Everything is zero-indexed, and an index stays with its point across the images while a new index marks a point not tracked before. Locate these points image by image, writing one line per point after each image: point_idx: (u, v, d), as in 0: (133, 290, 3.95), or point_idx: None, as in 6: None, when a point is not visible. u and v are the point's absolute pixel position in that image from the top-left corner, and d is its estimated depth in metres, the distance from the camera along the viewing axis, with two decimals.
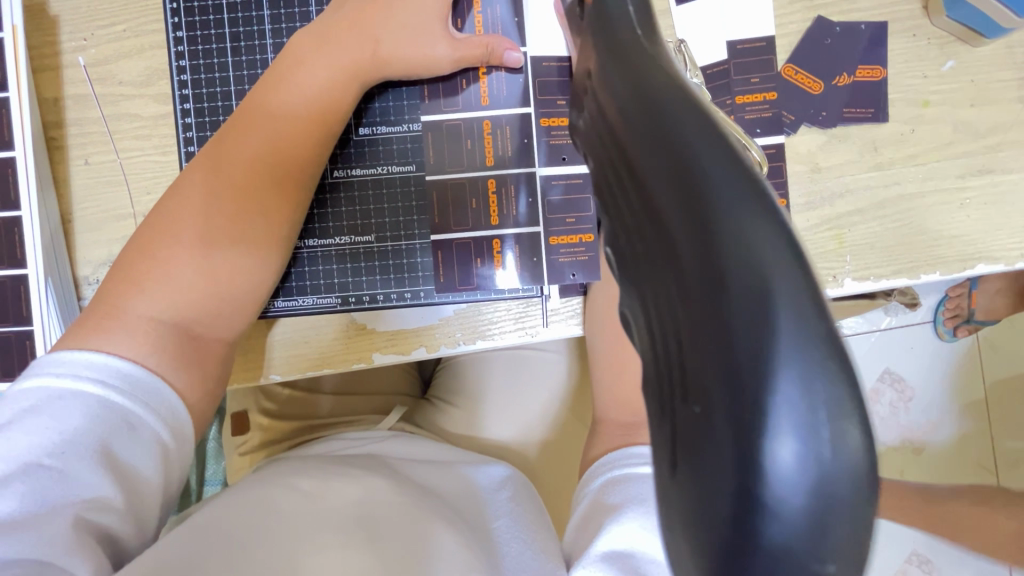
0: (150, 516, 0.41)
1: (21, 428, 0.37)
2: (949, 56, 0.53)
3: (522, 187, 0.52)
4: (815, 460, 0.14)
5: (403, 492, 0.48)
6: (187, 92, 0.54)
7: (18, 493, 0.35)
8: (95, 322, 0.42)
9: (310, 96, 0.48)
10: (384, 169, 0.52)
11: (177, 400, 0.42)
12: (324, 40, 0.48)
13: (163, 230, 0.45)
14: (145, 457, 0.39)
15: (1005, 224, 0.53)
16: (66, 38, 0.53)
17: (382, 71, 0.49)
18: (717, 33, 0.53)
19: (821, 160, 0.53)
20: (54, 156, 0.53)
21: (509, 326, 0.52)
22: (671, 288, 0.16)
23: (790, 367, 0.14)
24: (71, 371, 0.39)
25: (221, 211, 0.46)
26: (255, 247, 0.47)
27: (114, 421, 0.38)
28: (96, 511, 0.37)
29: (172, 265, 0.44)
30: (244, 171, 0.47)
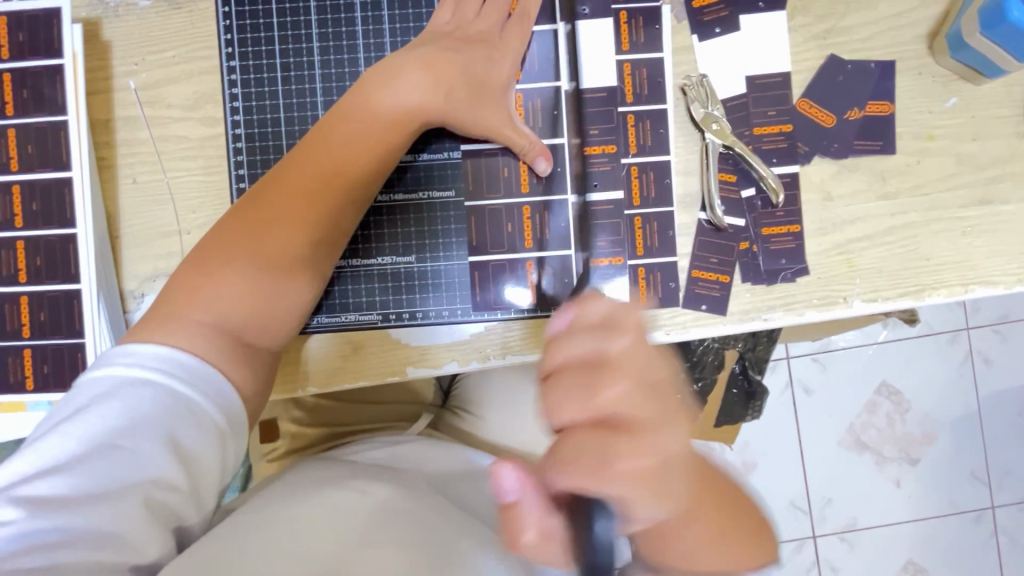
0: (210, 497, 0.46)
1: (96, 411, 0.42)
2: (952, 93, 0.57)
3: (556, 212, 0.55)
4: None
5: (446, 503, 0.54)
6: (238, 117, 0.56)
7: (94, 469, 0.40)
8: (161, 318, 0.46)
9: (373, 132, 0.50)
10: (425, 195, 0.55)
11: (233, 392, 0.46)
12: (393, 77, 0.50)
13: (228, 241, 0.48)
14: (203, 442, 0.43)
15: (1003, 251, 0.57)
16: (118, 63, 0.55)
17: (444, 117, 0.52)
18: (737, 68, 0.56)
19: (832, 188, 0.57)
20: (104, 175, 0.56)
21: (539, 342, 0.55)
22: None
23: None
24: (138, 362, 0.43)
25: (278, 234, 0.48)
26: (304, 272, 0.50)
27: (178, 408, 0.43)
28: (161, 489, 0.42)
29: (232, 279, 0.47)
30: (299, 195, 0.49)
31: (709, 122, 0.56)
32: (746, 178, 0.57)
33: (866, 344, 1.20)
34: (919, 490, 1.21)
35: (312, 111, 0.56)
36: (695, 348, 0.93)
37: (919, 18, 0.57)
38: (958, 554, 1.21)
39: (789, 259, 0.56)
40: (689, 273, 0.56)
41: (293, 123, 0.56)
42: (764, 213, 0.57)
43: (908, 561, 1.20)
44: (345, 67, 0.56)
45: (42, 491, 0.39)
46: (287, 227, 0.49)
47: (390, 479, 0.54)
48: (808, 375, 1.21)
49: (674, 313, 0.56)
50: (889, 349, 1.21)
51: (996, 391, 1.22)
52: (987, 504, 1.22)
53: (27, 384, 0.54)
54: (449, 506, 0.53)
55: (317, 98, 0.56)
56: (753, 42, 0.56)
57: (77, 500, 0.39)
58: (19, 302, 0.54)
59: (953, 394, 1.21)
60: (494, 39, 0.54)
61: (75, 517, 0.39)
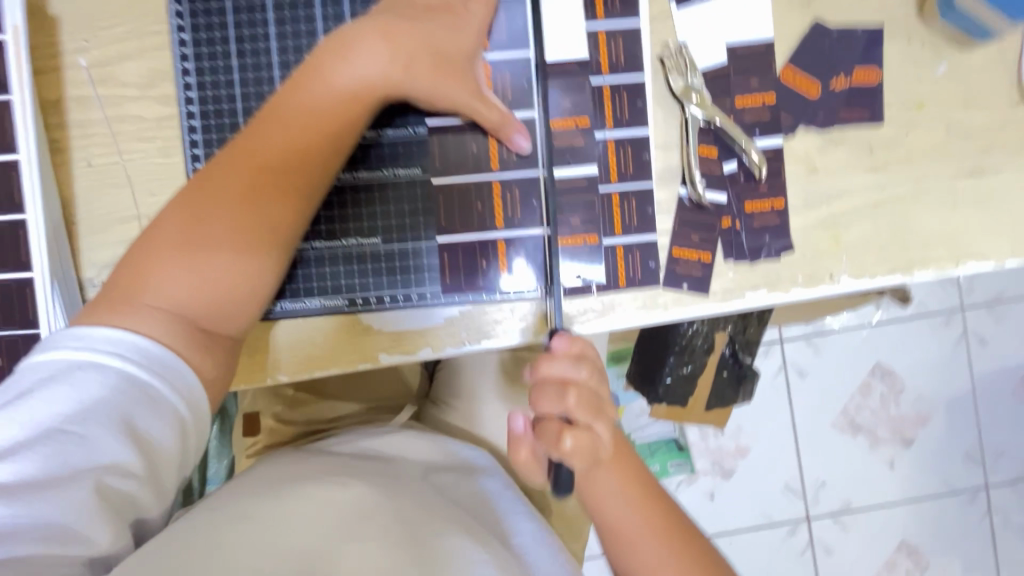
0: (169, 484, 0.45)
1: (44, 395, 0.40)
2: (942, 59, 0.54)
3: (527, 189, 0.52)
4: None
5: (431, 498, 0.54)
6: (192, 94, 0.53)
7: (40, 456, 0.39)
8: (113, 301, 0.45)
9: (328, 110, 0.48)
10: (390, 172, 0.53)
11: (195, 377, 0.45)
12: (346, 46, 0.47)
13: (178, 222, 0.46)
14: (162, 428, 0.43)
15: (995, 223, 0.55)
16: (67, 39, 0.53)
17: (404, 89, 0.49)
18: (717, 37, 0.54)
19: (818, 161, 0.54)
20: (57, 158, 0.53)
21: (514, 325, 0.53)
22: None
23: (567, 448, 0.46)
24: (90, 346, 0.42)
25: (230, 215, 0.46)
26: (261, 254, 0.47)
27: (134, 393, 0.42)
28: (115, 477, 0.41)
29: (183, 262, 0.45)
30: (252, 174, 0.47)
31: (688, 94, 0.53)
32: (728, 151, 0.54)
33: (861, 325, 1.19)
34: (912, 471, 1.20)
35: (269, 85, 0.54)
36: (683, 332, 0.92)
37: None
38: (952, 534, 1.20)
39: (773, 236, 0.54)
40: (670, 251, 0.54)
41: (251, 99, 0.54)
42: (746, 187, 0.54)
43: (901, 542, 1.20)
44: (303, 39, 0.53)
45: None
46: (241, 210, 0.46)
47: (373, 476, 0.54)
48: (801, 358, 1.20)
49: (654, 295, 0.54)
50: (884, 330, 1.19)
51: (991, 371, 1.21)
52: (981, 484, 1.21)
53: None
54: (436, 500, 0.53)
55: (275, 72, 0.53)
56: (734, 8, 0.54)
57: (23, 489, 0.38)
58: None
59: (947, 375, 1.20)
60: (458, 4, 0.50)
61: (21, 506, 0.38)
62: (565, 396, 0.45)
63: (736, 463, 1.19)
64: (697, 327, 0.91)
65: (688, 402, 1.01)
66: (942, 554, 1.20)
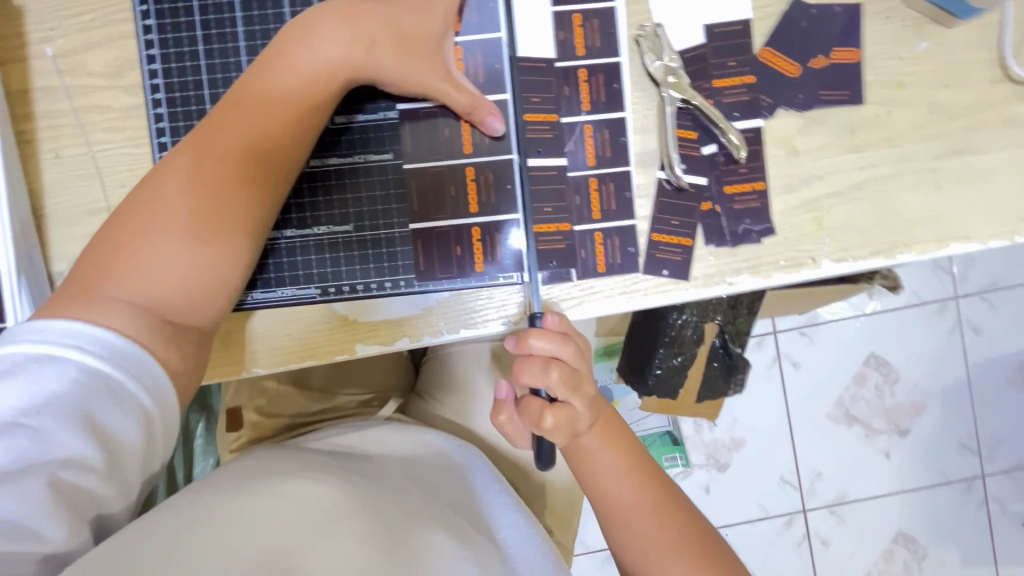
0: (132, 477, 0.45)
1: (0, 389, 0.40)
2: (923, 37, 0.53)
3: (502, 174, 0.52)
4: None
5: (411, 498, 0.53)
6: (159, 81, 0.53)
7: None
8: (76, 294, 0.44)
9: (292, 94, 0.47)
10: (361, 158, 0.52)
11: (161, 369, 0.44)
12: (311, 30, 0.47)
13: (140, 212, 0.45)
14: (122, 420, 0.42)
15: (979, 204, 0.54)
16: (33, 29, 0.52)
17: (371, 74, 0.48)
18: (694, 17, 0.53)
19: (799, 142, 0.54)
20: (24, 150, 0.52)
21: (492, 314, 0.52)
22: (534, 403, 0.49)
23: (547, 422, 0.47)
24: (47, 338, 0.41)
25: (196, 208, 0.45)
26: (229, 248, 0.47)
27: (95, 385, 0.41)
28: (73, 471, 0.41)
29: (147, 255, 0.44)
30: (218, 166, 0.46)
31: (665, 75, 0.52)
32: (707, 133, 0.54)
33: (855, 315, 1.18)
34: (908, 461, 1.19)
35: (236, 71, 0.53)
36: (673, 323, 0.90)
37: None
38: (950, 524, 1.20)
39: (753, 219, 0.53)
40: (649, 236, 0.53)
41: (217, 85, 0.53)
42: (726, 169, 0.54)
43: (898, 533, 1.19)
44: (270, 23, 0.52)
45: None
46: (206, 198, 0.46)
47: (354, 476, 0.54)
48: (795, 349, 1.19)
49: (633, 281, 0.53)
50: (877, 320, 1.19)
51: (986, 359, 1.20)
52: (978, 473, 1.20)
53: None
54: (416, 501, 0.53)
55: (242, 58, 0.53)
56: None
57: None
58: None
59: (941, 365, 1.19)
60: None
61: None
62: (548, 372, 0.46)
63: (731, 456, 1.19)
64: (687, 318, 0.89)
65: (679, 393, 1.00)
66: (940, 544, 1.19)
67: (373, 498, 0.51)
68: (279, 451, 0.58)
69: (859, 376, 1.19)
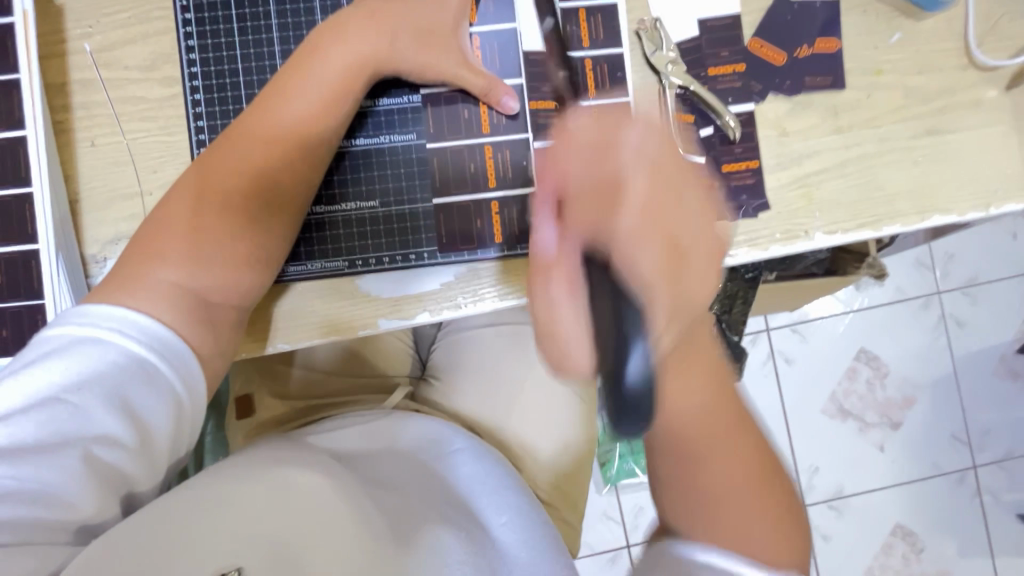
0: (162, 457, 0.46)
1: (42, 367, 0.42)
2: (895, 29, 0.59)
3: (517, 152, 0.55)
4: (649, 370, 0.42)
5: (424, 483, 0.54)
6: (196, 70, 0.56)
7: (35, 423, 0.41)
8: (120, 278, 0.46)
9: (325, 85, 0.51)
10: (387, 139, 0.55)
11: (190, 353, 0.46)
12: (342, 30, 0.52)
13: (187, 203, 0.49)
14: (156, 404, 0.44)
15: (954, 179, 0.58)
16: (72, 26, 0.55)
17: (396, 64, 0.53)
18: (689, 12, 0.58)
19: (788, 125, 0.58)
20: (60, 139, 0.55)
21: (508, 287, 0.55)
22: (607, 315, 0.42)
23: (637, 342, 0.42)
24: (91, 321, 0.44)
25: (238, 199, 0.50)
26: (268, 234, 0.51)
27: (132, 368, 0.43)
28: (105, 450, 0.43)
29: (190, 240, 0.48)
30: (258, 159, 0.50)
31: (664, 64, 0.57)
32: (705, 117, 0.58)
33: (844, 310, 1.23)
34: (902, 452, 1.22)
35: (269, 61, 0.56)
36: None
37: None
38: (944, 515, 1.22)
39: (750, 195, 0.58)
40: None
41: (252, 74, 0.56)
42: (722, 150, 0.58)
43: (896, 525, 1.21)
44: (301, 16, 0.56)
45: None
46: (246, 189, 0.50)
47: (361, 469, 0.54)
48: (788, 346, 1.23)
49: None
50: (866, 313, 1.23)
51: (971, 350, 1.24)
52: (969, 463, 1.24)
53: None
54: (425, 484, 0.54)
55: (275, 48, 0.56)
56: None
57: (19, 453, 0.40)
58: None
59: (928, 357, 1.24)
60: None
61: (17, 469, 0.40)
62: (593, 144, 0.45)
63: None
64: None
65: None
66: (937, 534, 1.22)
67: (367, 494, 0.51)
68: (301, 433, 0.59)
69: (850, 371, 1.23)
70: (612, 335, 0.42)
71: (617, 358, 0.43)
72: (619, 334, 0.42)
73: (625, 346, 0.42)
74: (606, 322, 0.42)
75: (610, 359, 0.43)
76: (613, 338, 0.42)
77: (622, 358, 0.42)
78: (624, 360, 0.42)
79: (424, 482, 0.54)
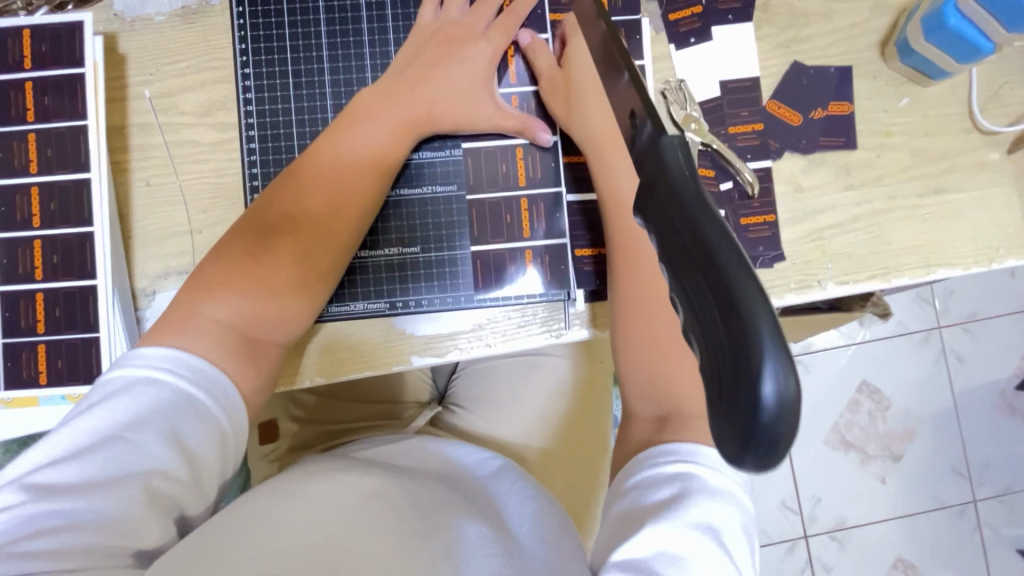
0: (211, 488, 0.46)
1: (105, 408, 0.43)
2: (904, 94, 0.63)
3: (550, 205, 0.60)
4: (786, 393, 0.19)
5: (444, 489, 0.54)
6: (253, 120, 0.59)
7: (96, 461, 0.41)
8: (171, 321, 0.48)
9: (372, 144, 0.55)
10: (429, 190, 0.60)
11: (234, 389, 0.47)
12: (389, 96, 0.56)
13: (236, 249, 0.51)
14: (204, 436, 0.45)
15: (960, 235, 0.62)
16: (134, 73, 0.58)
17: (434, 127, 0.58)
18: (711, 75, 0.63)
19: (803, 181, 0.62)
20: (118, 179, 0.58)
21: (537, 328, 0.59)
22: (708, 300, 0.21)
23: (774, 352, 0.19)
24: (146, 363, 0.45)
25: (282, 244, 0.52)
26: (308, 282, 0.53)
27: (181, 403, 0.44)
28: (162, 481, 0.43)
29: (235, 284, 0.50)
30: (304, 210, 0.53)
31: (688, 122, 0.54)
32: (725, 172, 0.61)
33: (847, 344, 1.25)
34: (903, 486, 1.24)
35: (321, 114, 0.60)
36: None
37: (871, 27, 0.63)
38: (944, 549, 1.24)
39: (766, 246, 0.61)
40: None
41: (305, 126, 0.60)
42: (741, 204, 0.61)
43: (896, 558, 1.24)
44: (353, 74, 0.60)
45: (50, 478, 0.41)
46: (291, 236, 0.52)
47: (386, 471, 0.55)
48: None
49: None
50: (869, 346, 1.26)
51: (971, 386, 1.26)
52: (969, 498, 1.26)
53: (40, 379, 0.55)
54: (446, 492, 0.54)
55: (327, 103, 0.60)
56: (724, 50, 0.63)
57: (82, 488, 0.40)
58: (35, 299, 0.56)
59: (930, 391, 1.26)
60: (475, 35, 0.59)
61: (79, 501, 0.40)
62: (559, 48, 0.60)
63: None
64: None
65: None
66: (937, 568, 1.23)
67: (397, 491, 0.51)
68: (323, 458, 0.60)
69: (851, 402, 1.25)
70: (725, 325, 0.20)
71: (746, 368, 0.19)
72: (740, 332, 0.20)
73: (757, 355, 0.19)
74: (711, 313, 0.21)
75: (726, 352, 0.20)
76: (729, 337, 0.20)
77: (752, 373, 0.19)
78: (756, 380, 0.19)
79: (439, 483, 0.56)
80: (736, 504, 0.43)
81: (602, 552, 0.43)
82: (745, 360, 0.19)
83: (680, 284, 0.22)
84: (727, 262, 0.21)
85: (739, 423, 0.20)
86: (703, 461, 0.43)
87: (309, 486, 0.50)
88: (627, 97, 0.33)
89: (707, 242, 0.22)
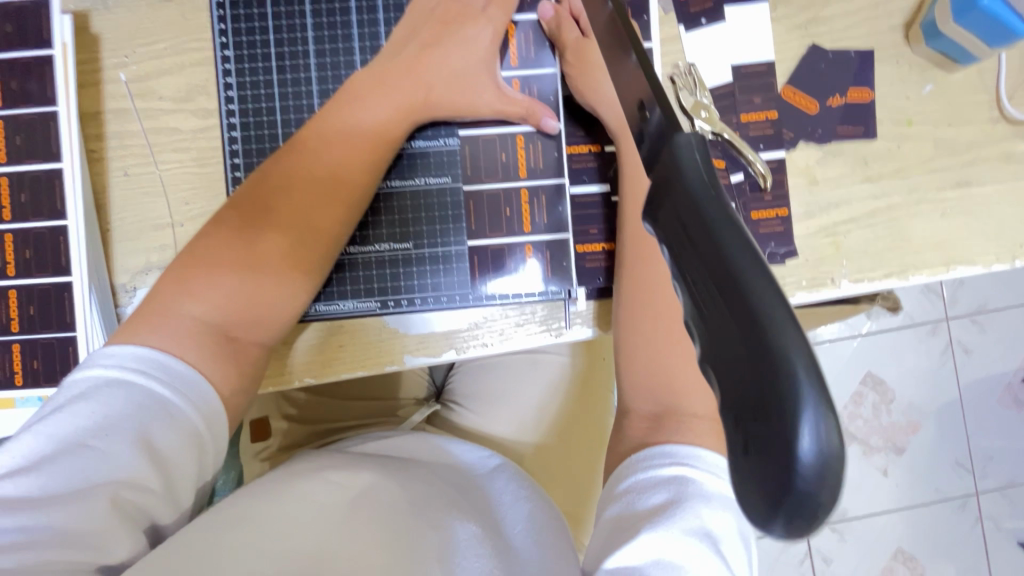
0: (187, 496, 0.43)
1: (70, 412, 0.39)
2: (928, 80, 0.59)
3: (553, 197, 0.57)
4: (828, 450, 0.17)
5: (436, 484, 0.52)
6: (233, 107, 0.56)
7: (56, 471, 0.37)
8: (145, 316, 0.44)
9: (364, 132, 0.52)
10: (422, 181, 0.57)
11: (212, 391, 0.43)
12: (382, 81, 0.53)
13: (214, 242, 0.47)
14: (178, 442, 0.41)
15: (982, 231, 0.58)
16: (108, 55, 0.55)
17: (432, 114, 0.54)
18: (723, 59, 0.59)
19: (818, 172, 0.59)
20: (94, 169, 0.55)
21: (535, 327, 0.56)
22: (733, 338, 0.19)
23: (815, 403, 0.17)
24: (119, 363, 0.41)
25: (267, 238, 0.48)
26: (299, 281, 0.50)
27: (155, 409, 0.40)
28: (133, 492, 0.39)
29: (214, 281, 0.46)
30: (291, 201, 0.50)
31: (695, 109, 0.42)
32: (736, 163, 0.58)
33: (852, 335, 1.21)
34: (907, 478, 1.22)
35: (307, 100, 0.56)
36: None
37: (895, 7, 0.59)
38: (945, 542, 1.22)
39: (778, 242, 0.58)
40: None
41: (289, 113, 0.56)
42: (752, 197, 0.58)
43: (897, 550, 1.22)
44: (340, 56, 0.57)
45: None
46: (278, 230, 0.49)
47: (371, 465, 0.53)
48: None
49: None
50: (873, 339, 1.21)
51: (980, 379, 1.23)
52: (971, 490, 1.23)
53: (16, 380, 0.53)
54: (438, 489, 0.51)
55: (313, 88, 0.56)
56: (736, 31, 0.59)
57: (40, 501, 0.36)
58: (8, 296, 0.53)
59: (936, 385, 1.23)
60: (474, 14, 0.56)
61: (34, 518, 0.35)
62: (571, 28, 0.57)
63: None
64: None
65: None
66: (938, 560, 1.22)
67: (386, 488, 0.49)
68: (314, 455, 0.58)
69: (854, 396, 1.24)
70: (754, 370, 0.18)
71: (778, 420, 0.17)
72: (772, 378, 0.18)
73: (795, 407, 0.17)
74: (738, 353, 0.18)
75: (757, 400, 0.18)
76: (758, 381, 0.18)
77: (788, 428, 0.17)
78: (792, 436, 0.17)
79: (432, 478, 0.53)
80: (735, 512, 0.40)
81: (593, 562, 0.40)
82: (778, 413, 0.17)
83: (703, 313, 0.20)
84: (757, 295, 0.18)
85: (776, 483, 0.17)
86: (700, 464, 0.41)
87: (292, 486, 0.47)
88: (637, 83, 0.29)
89: (731, 268, 0.19)
